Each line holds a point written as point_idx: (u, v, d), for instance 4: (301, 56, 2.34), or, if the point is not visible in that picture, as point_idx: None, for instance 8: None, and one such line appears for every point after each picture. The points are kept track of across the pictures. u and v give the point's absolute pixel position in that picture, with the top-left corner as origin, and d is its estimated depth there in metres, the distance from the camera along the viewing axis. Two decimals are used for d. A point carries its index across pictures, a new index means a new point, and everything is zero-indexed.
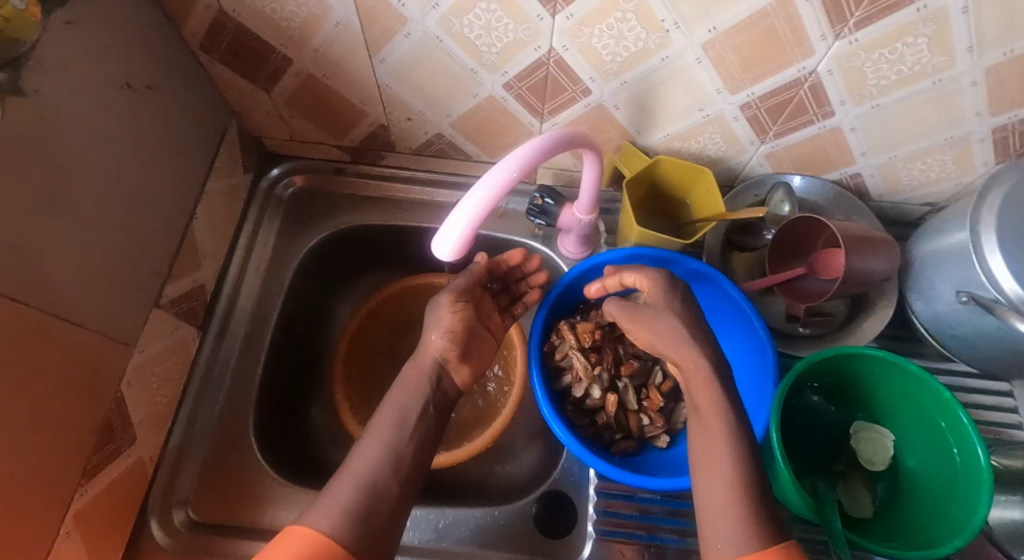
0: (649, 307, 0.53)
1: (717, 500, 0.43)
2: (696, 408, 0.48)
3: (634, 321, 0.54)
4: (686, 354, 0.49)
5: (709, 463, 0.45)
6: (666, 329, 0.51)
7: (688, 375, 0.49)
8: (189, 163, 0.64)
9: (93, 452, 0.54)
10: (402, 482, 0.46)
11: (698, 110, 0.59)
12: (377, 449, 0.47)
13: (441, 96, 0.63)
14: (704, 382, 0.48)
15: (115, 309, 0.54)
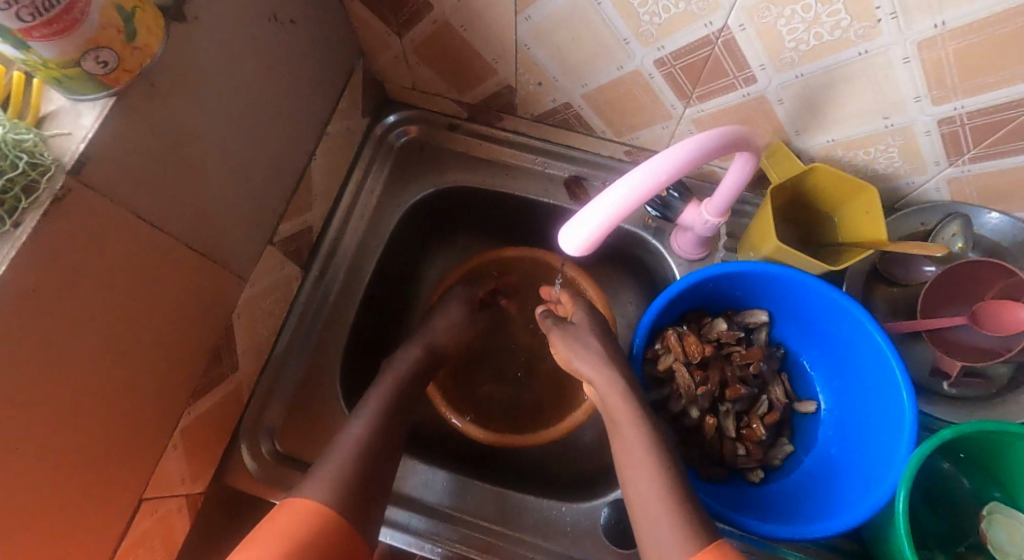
0: (572, 330, 0.63)
1: (648, 506, 0.48)
2: (616, 425, 0.54)
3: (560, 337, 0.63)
4: (604, 376, 0.57)
5: (635, 472, 0.50)
6: (588, 354, 0.59)
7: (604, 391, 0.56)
8: (315, 102, 0.63)
9: (200, 375, 0.56)
10: (390, 446, 0.56)
11: (881, 118, 0.50)
12: (365, 427, 0.56)
13: (583, 64, 0.58)
14: (624, 404, 0.54)
15: (234, 241, 0.54)
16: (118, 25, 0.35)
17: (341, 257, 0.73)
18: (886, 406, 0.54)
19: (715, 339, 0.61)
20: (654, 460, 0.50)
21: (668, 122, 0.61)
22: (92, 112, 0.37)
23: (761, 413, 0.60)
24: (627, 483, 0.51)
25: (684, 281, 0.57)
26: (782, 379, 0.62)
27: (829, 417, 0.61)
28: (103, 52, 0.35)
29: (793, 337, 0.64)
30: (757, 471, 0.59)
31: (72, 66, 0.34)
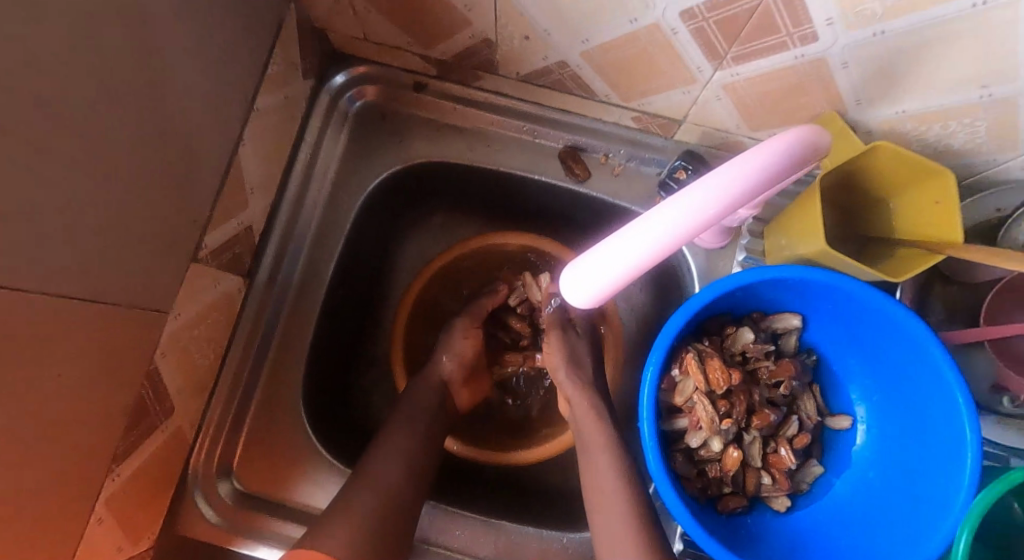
0: (577, 345, 0.60)
1: (615, 537, 0.48)
2: (586, 446, 0.54)
3: (556, 342, 0.60)
4: (587, 401, 0.56)
5: (602, 495, 0.51)
6: (580, 375, 0.58)
7: (581, 411, 0.56)
8: (235, 74, 0.49)
9: (122, 435, 0.46)
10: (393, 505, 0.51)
11: (978, 88, 0.38)
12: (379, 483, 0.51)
13: (581, 18, 0.44)
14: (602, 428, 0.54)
15: (140, 274, 0.43)
16: None
17: (293, 256, 0.62)
18: (943, 441, 0.46)
19: (739, 354, 0.52)
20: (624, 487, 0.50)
21: (689, 87, 0.48)
22: None
23: (788, 435, 0.53)
24: (595, 508, 0.51)
25: (705, 296, 0.47)
26: (813, 392, 0.54)
27: (868, 435, 0.53)
28: None
29: (828, 342, 0.55)
30: (782, 499, 0.53)
31: None
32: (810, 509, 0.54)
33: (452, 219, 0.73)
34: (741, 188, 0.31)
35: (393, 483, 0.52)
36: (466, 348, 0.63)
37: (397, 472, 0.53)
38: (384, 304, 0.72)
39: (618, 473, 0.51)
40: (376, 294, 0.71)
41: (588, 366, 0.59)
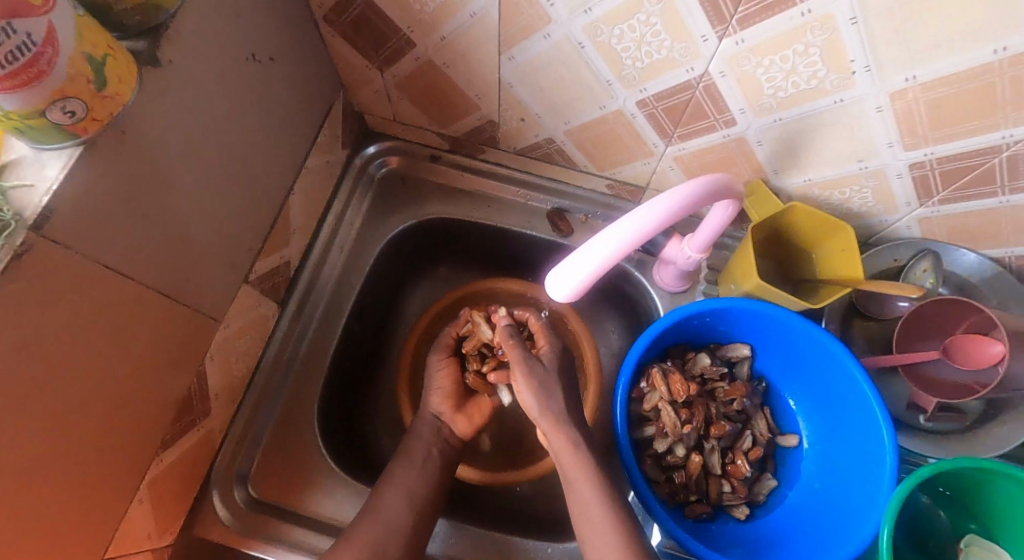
0: (545, 373, 0.58)
1: None
2: (569, 479, 0.54)
3: (524, 376, 0.57)
4: (565, 432, 0.55)
5: (592, 522, 0.51)
6: (553, 402, 0.56)
7: (558, 444, 0.55)
8: (295, 137, 0.62)
9: (170, 424, 0.53)
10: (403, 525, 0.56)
11: (856, 161, 0.51)
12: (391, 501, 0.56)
13: (564, 103, 0.58)
14: (586, 464, 0.54)
15: (206, 283, 0.52)
16: (88, 75, 0.34)
17: (320, 292, 0.71)
18: (866, 443, 0.55)
19: (699, 376, 0.62)
20: (612, 516, 0.51)
21: (650, 159, 0.61)
22: (58, 163, 0.36)
23: (744, 448, 0.61)
24: (584, 535, 0.52)
25: (663, 322, 0.57)
26: (765, 414, 0.63)
27: (812, 451, 0.61)
28: (70, 102, 0.33)
29: (774, 371, 0.64)
30: (742, 508, 0.60)
31: (36, 117, 0.32)
32: (766, 518, 0.60)
33: (455, 271, 0.82)
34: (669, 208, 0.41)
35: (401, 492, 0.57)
36: (443, 382, 0.67)
37: (400, 478, 0.58)
38: (393, 344, 0.80)
39: (605, 505, 0.52)
40: (388, 335, 0.79)
41: (560, 391, 0.57)
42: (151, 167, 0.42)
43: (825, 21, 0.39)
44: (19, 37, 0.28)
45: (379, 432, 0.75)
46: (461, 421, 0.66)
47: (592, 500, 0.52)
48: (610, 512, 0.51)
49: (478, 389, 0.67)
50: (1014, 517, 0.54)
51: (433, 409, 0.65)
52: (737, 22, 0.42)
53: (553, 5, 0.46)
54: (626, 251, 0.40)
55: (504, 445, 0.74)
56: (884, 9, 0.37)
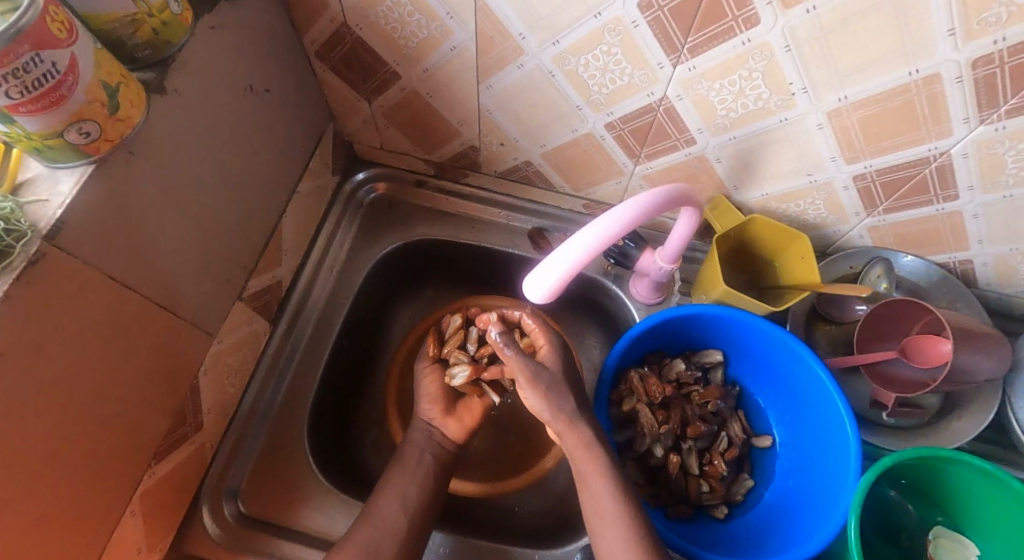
0: (550, 376, 0.57)
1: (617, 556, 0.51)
2: (582, 475, 0.55)
3: (532, 381, 0.55)
4: (577, 431, 0.55)
5: (605, 520, 0.52)
6: (561, 404, 0.56)
7: (572, 442, 0.55)
8: (288, 162, 0.66)
9: (165, 435, 0.54)
10: (394, 532, 0.57)
11: (806, 174, 0.56)
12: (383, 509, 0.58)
13: (540, 127, 0.63)
14: (600, 466, 0.54)
15: (203, 295, 0.54)
16: (102, 100, 0.37)
17: (310, 310, 0.73)
18: (831, 438, 0.57)
19: (675, 380, 0.65)
20: (625, 514, 0.52)
21: (620, 178, 0.66)
22: (71, 179, 0.39)
23: (721, 449, 0.64)
24: (598, 531, 0.53)
25: (638, 327, 0.61)
26: (740, 416, 0.66)
27: (785, 451, 0.64)
28: (86, 124, 0.36)
29: (746, 374, 0.68)
30: (721, 507, 0.62)
31: (55, 138, 0.35)
32: (745, 516, 0.63)
33: (440, 293, 0.86)
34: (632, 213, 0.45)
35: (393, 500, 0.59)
36: (430, 388, 0.68)
37: (390, 484, 0.60)
38: (380, 362, 0.82)
39: (619, 503, 0.52)
40: (375, 353, 0.81)
41: (568, 391, 0.57)
42: (156, 184, 0.45)
43: (763, 49, 0.44)
44: (45, 66, 0.32)
45: (367, 449, 0.75)
46: (452, 424, 0.67)
47: (608, 500, 0.53)
48: (624, 510, 0.52)
49: (466, 391, 0.68)
50: (978, 508, 0.57)
51: (423, 415, 0.67)
52: (688, 51, 0.47)
53: (525, 38, 0.51)
54: (601, 245, 0.44)
55: (491, 458, 0.75)
56: (812, 37, 0.42)
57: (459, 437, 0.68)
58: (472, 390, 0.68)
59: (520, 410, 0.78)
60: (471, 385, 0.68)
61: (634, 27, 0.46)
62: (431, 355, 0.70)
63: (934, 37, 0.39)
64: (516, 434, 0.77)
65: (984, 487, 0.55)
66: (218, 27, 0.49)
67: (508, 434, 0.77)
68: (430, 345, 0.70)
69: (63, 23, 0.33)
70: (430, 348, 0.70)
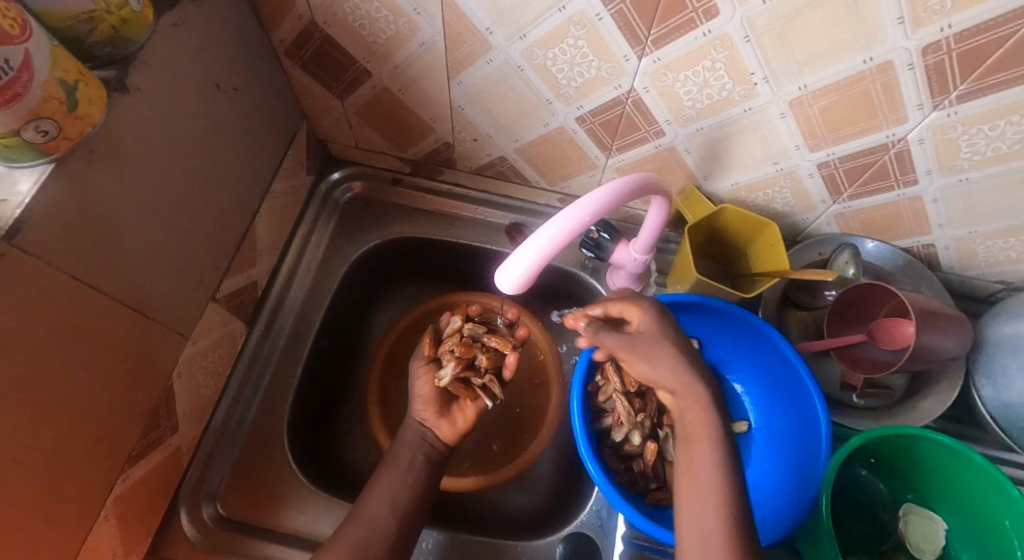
0: (654, 343, 0.50)
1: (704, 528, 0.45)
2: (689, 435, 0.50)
3: (628, 351, 0.50)
4: (683, 383, 0.49)
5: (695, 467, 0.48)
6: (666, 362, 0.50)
7: (686, 403, 0.50)
8: (261, 162, 0.65)
9: (138, 438, 0.53)
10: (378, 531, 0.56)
11: (772, 163, 0.57)
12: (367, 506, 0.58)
13: (513, 121, 0.63)
14: (701, 417, 0.49)
15: (175, 298, 0.54)
16: (60, 97, 0.37)
17: (287, 311, 0.73)
18: (803, 420, 0.59)
19: None
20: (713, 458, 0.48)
21: (594, 171, 0.67)
22: (30, 179, 0.38)
23: None
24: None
25: (617, 315, 0.61)
26: (715, 403, 0.68)
27: (759, 435, 0.66)
28: (43, 122, 0.36)
29: (719, 362, 0.70)
30: None
31: (11, 137, 0.35)
32: None
33: (420, 292, 0.86)
34: (604, 196, 0.46)
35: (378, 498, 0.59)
36: (424, 389, 0.66)
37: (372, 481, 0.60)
38: (360, 362, 0.81)
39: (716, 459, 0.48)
40: (354, 353, 0.81)
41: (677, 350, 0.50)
42: (121, 183, 0.45)
43: (723, 40, 0.45)
44: None
45: (348, 448, 0.75)
46: (445, 426, 0.65)
47: (707, 448, 0.48)
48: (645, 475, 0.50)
49: (459, 394, 0.66)
50: (943, 482, 0.59)
51: (417, 415, 0.66)
52: (652, 43, 0.48)
53: (492, 33, 0.51)
54: (575, 229, 0.45)
55: (474, 453, 0.75)
56: (772, 26, 0.43)
57: (452, 439, 0.66)
58: (465, 393, 0.66)
59: (501, 405, 0.78)
60: (464, 388, 0.65)
61: (599, 20, 0.47)
62: (427, 355, 0.67)
63: (884, 25, 0.41)
64: (498, 428, 0.77)
65: (947, 462, 0.57)
66: (181, 24, 0.49)
67: (489, 428, 0.77)
68: (426, 345, 0.67)
69: (16, 20, 0.32)
70: (425, 348, 0.67)
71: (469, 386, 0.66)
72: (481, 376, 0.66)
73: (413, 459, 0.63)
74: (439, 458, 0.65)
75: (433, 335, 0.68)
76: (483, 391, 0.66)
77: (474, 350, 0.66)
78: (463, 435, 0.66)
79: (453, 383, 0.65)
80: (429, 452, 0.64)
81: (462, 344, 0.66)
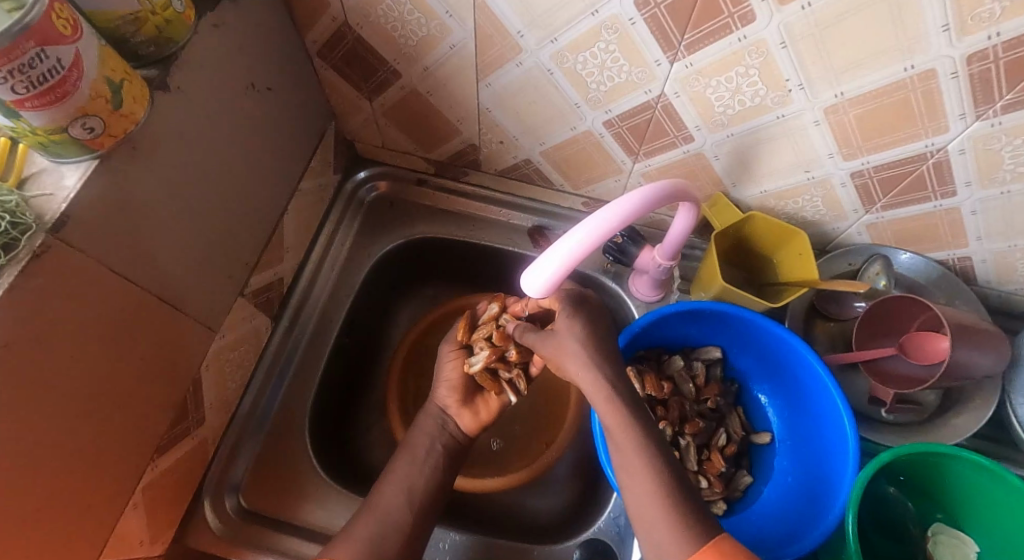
0: (552, 336, 0.54)
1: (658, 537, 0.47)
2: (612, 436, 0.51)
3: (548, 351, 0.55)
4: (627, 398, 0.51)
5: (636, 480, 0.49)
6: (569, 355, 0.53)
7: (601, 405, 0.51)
8: (290, 160, 0.66)
9: (167, 430, 0.54)
10: (399, 531, 0.56)
11: (804, 171, 0.56)
12: (386, 502, 0.58)
13: (540, 124, 0.63)
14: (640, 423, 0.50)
15: (205, 293, 0.55)
16: (106, 95, 0.38)
17: (311, 307, 0.74)
18: (831, 435, 0.57)
19: (675, 377, 0.66)
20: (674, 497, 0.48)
21: (619, 176, 0.66)
22: (75, 174, 0.39)
23: (719, 445, 0.64)
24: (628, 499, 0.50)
25: (642, 320, 0.60)
26: (738, 412, 0.67)
27: (783, 447, 0.65)
28: (90, 119, 0.37)
29: (747, 371, 0.68)
30: (721, 503, 0.62)
31: (59, 133, 0.36)
32: (744, 512, 0.63)
33: (440, 293, 0.86)
34: (632, 204, 0.45)
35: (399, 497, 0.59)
36: (451, 373, 0.66)
37: (392, 478, 0.60)
38: (381, 361, 0.82)
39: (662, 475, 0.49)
40: (375, 352, 0.81)
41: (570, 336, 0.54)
42: (158, 179, 0.46)
43: (759, 46, 0.45)
44: (50, 62, 0.33)
45: (367, 445, 0.76)
46: (466, 415, 0.66)
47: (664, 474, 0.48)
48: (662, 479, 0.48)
49: (486, 386, 0.65)
50: (976, 502, 0.57)
51: (439, 401, 0.66)
52: (685, 48, 0.47)
53: (523, 36, 0.52)
54: (603, 236, 0.44)
55: (491, 455, 0.75)
56: (809, 33, 0.43)
57: (473, 430, 0.66)
58: (492, 385, 0.65)
59: (520, 408, 0.78)
60: (491, 379, 0.65)
61: (632, 24, 0.46)
62: (459, 340, 0.66)
63: (928, 33, 0.40)
64: (514, 430, 0.77)
65: (980, 481, 0.55)
66: (221, 25, 0.50)
67: (505, 430, 0.77)
68: (460, 330, 0.66)
69: (68, 20, 0.33)
70: (460, 333, 0.66)
71: (496, 378, 0.65)
72: (510, 369, 0.65)
73: (432, 447, 0.63)
74: (456, 447, 0.65)
75: (466, 320, 0.67)
76: (508, 385, 0.66)
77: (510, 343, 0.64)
78: (483, 426, 0.67)
79: (482, 371, 0.64)
80: (449, 441, 0.64)
81: (499, 333, 0.64)
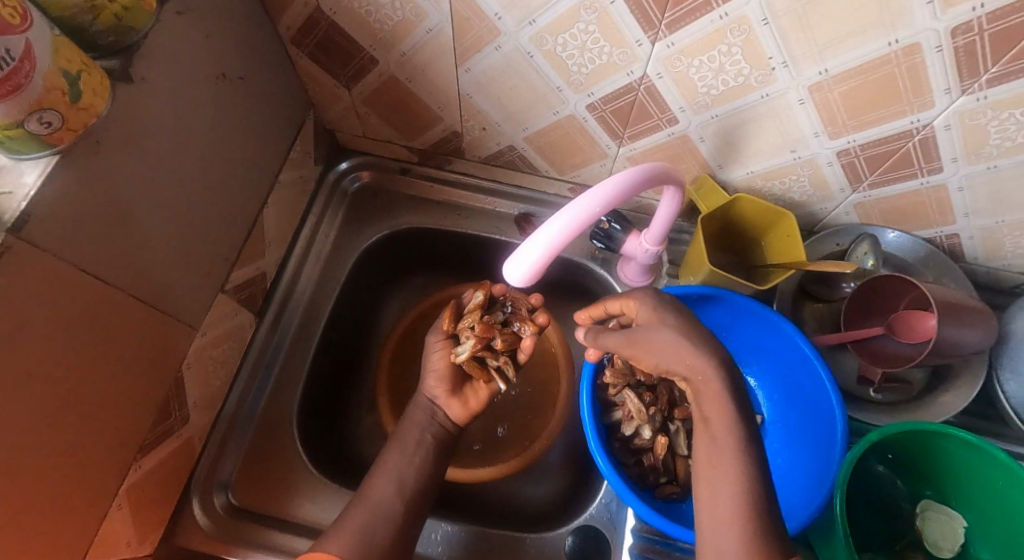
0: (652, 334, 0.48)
1: None
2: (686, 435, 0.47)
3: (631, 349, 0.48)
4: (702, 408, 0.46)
5: (714, 478, 0.43)
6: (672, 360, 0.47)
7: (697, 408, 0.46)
8: (268, 152, 0.65)
9: (149, 429, 0.53)
10: (390, 524, 0.56)
11: (790, 151, 0.56)
12: (376, 496, 0.58)
13: (523, 109, 0.62)
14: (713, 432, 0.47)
15: (183, 290, 0.54)
16: (63, 88, 0.36)
17: (296, 302, 0.73)
18: (820, 415, 0.57)
19: None
20: None
21: (604, 160, 0.65)
22: (35, 171, 0.38)
23: None
24: None
25: None
26: None
27: (773, 430, 0.64)
28: (46, 113, 0.36)
29: (735, 355, 0.68)
30: None
31: (15, 128, 0.35)
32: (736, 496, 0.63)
33: (428, 283, 0.85)
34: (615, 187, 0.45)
35: (389, 490, 0.58)
36: (438, 363, 0.65)
37: (381, 472, 0.60)
38: (369, 353, 0.81)
39: None
40: (363, 345, 0.81)
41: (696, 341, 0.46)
42: (127, 174, 0.45)
43: (741, 23, 0.44)
44: None
45: (357, 439, 0.75)
46: (456, 405, 0.65)
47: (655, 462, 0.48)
48: None
49: (474, 374, 0.64)
50: (963, 478, 0.57)
51: (428, 392, 0.65)
52: (665, 27, 0.46)
53: (501, 19, 0.50)
54: (586, 220, 0.44)
55: (482, 445, 0.75)
56: (791, 8, 0.41)
57: (463, 419, 0.65)
58: (480, 373, 0.64)
59: (511, 396, 0.77)
60: (479, 368, 0.64)
61: (610, 4, 0.45)
62: (445, 330, 0.65)
63: (912, 6, 0.39)
64: (506, 420, 0.76)
65: (969, 458, 0.55)
66: (185, 13, 0.48)
67: (497, 420, 0.76)
68: (446, 319, 0.65)
69: (15, 9, 0.32)
70: (444, 323, 0.66)
71: (484, 367, 0.65)
72: (497, 358, 0.65)
73: (421, 437, 0.63)
74: (448, 437, 0.64)
75: (450, 311, 0.67)
76: (497, 373, 0.65)
77: (500, 333, 0.65)
78: (473, 415, 0.66)
79: (469, 361, 0.64)
80: (438, 431, 0.64)
81: (484, 323, 0.64)
